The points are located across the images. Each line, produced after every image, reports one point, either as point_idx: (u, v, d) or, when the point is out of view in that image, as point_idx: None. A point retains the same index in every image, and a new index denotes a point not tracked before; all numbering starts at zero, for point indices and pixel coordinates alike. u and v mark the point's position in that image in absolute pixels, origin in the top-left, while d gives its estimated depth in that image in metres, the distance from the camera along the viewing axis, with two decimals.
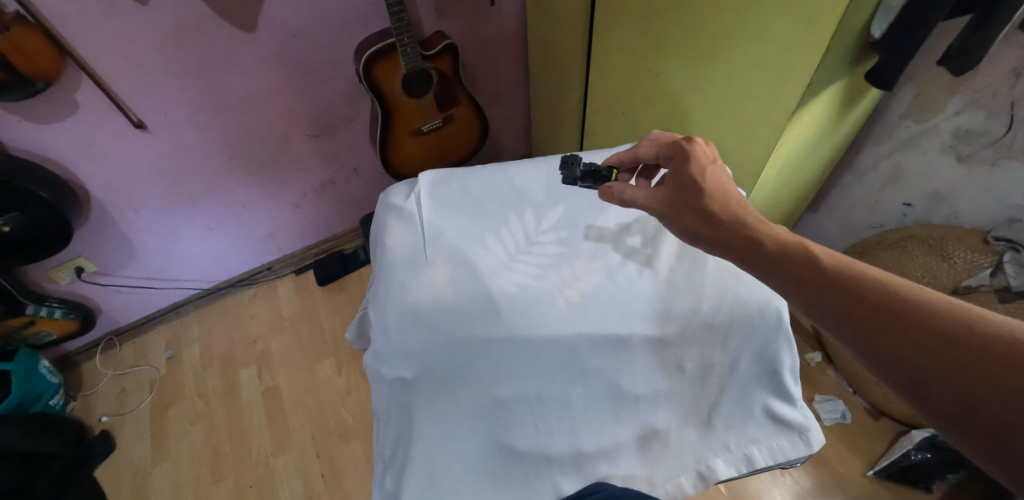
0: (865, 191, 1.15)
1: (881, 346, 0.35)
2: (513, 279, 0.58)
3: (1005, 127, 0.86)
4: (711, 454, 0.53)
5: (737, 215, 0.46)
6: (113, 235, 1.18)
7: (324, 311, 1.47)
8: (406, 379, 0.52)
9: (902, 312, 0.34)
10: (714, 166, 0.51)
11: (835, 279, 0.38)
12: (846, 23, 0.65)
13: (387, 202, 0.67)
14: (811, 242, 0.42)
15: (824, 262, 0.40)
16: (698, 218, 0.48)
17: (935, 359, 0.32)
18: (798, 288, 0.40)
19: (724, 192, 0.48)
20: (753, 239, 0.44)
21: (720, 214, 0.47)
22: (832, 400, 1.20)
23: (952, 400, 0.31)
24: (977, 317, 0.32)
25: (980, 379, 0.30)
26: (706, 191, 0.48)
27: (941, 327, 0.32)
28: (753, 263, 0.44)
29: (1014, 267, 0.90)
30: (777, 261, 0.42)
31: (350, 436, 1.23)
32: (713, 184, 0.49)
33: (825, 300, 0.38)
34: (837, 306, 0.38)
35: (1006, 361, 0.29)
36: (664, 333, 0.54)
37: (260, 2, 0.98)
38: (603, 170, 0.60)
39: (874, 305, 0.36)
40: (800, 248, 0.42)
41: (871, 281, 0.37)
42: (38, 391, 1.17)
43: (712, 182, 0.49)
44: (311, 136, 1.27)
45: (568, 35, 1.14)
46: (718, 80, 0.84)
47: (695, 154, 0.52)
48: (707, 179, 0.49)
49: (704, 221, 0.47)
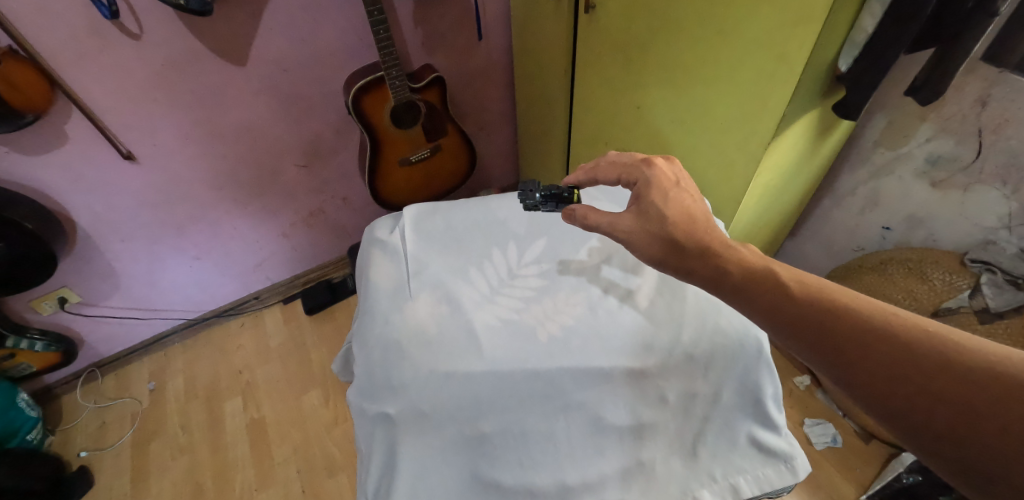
0: (844, 216, 1.18)
1: (853, 373, 0.35)
2: (496, 312, 0.58)
3: (974, 153, 0.90)
4: (699, 485, 0.52)
5: (704, 241, 0.47)
6: (98, 265, 1.17)
7: (311, 340, 1.46)
8: (390, 415, 0.51)
9: (872, 337, 0.35)
10: (676, 189, 0.52)
11: (802, 303, 0.39)
12: (815, 59, 0.68)
13: (372, 236, 0.68)
14: (775, 266, 0.43)
15: (787, 286, 0.40)
16: (664, 247, 0.49)
17: (909, 388, 0.32)
18: (763, 312, 0.41)
19: (688, 218, 0.49)
20: (719, 268, 0.45)
21: (684, 240, 0.48)
22: (822, 423, 1.21)
23: (928, 425, 0.31)
24: (945, 340, 0.33)
25: (957, 408, 0.30)
26: (670, 219, 0.50)
27: (912, 353, 0.33)
28: (723, 291, 0.44)
29: (991, 288, 0.92)
30: (744, 286, 0.43)
31: (337, 470, 1.20)
32: (675, 211, 0.50)
33: (792, 326, 0.39)
34: (807, 332, 0.38)
35: (978, 386, 0.30)
36: (644, 365, 0.54)
37: (250, 37, 1.01)
38: (564, 192, 0.64)
39: (843, 329, 0.36)
40: (763, 272, 0.43)
41: (837, 304, 0.38)
42: (15, 425, 1.14)
43: (676, 209, 0.50)
44: (301, 167, 1.29)
45: (553, 68, 1.18)
46: (698, 111, 0.87)
47: (657, 179, 0.54)
48: (668, 205, 0.51)
49: (671, 249, 0.48)
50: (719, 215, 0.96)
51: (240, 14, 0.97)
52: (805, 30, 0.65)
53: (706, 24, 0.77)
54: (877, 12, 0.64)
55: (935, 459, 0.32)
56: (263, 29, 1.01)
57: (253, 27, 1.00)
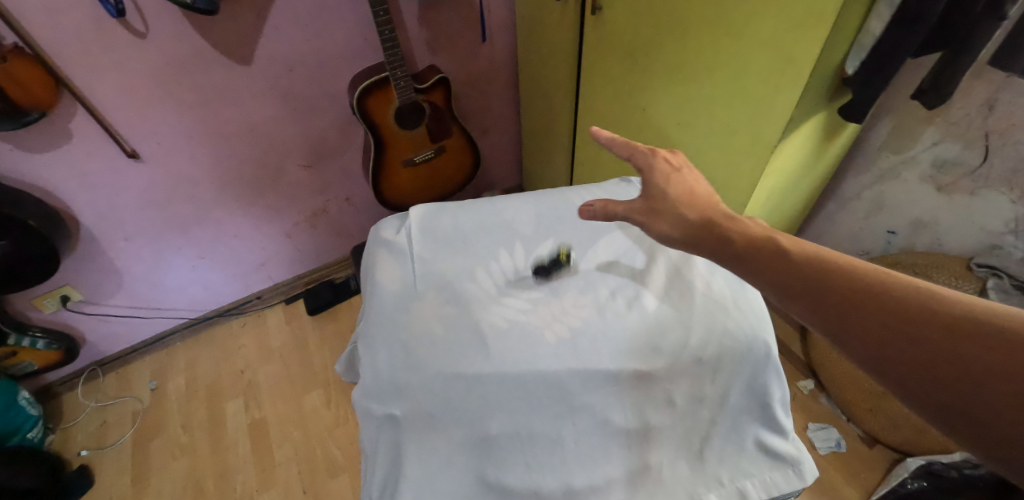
0: (849, 220, 1.17)
1: (849, 335, 0.34)
2: (503, 313, 0.57)
3: (981, 157, 0.90)
4: (705, 490, 0.51)
5: (709, 217, 0.47)
6: (100, 264, 1.17)
7: (313, 341, 1.45)
8: (395, 416, 0.51)
9: (870, 298, 0.34)
10: (678, 178, 0.51)
11: (803, 269, 0.38)
12: (823, 62, 0.68)
13: (378, 236, 0.68)
14: (780, 236, 0.42)
15: (790, 256, 0.40)
16: (672, 222, 0.49)
17: (908, 346, 0.31)
18: (766, 281, 0.41)
19: (691, 197, 0.49)
20: (724, 239, 0.44)
21: (693, 217, 0.48)
22: (826, 428, 1.20)
23: (927, 384, 0.30)
24: (942, 300, 0.32)
25: (956, 363, 0.29)
26: (676, 199, 0.50)
27: (909, 312, 0.32)
28: (726, 261, 0.44)
29: (997, 293, 0.92)
30: (747, 255, 0.42)
31: (338, 471, 1.19)
32: (679, 191, 0.50)
33: (790, 291, 0.39)
34: (806, 296, 0.37)
35: (980, 340, 0.29)
36: (652, 367, 0.53)
37: (256, 36, 1.01)
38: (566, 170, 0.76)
39: (841, 292, 0.36)
40: (767, 243, 0.42)
41: (838, 269, 0.37)
42: (15, 423, 1.14)
43: (682, 194, 0.50)
44: (305, 167, 1.28)
45: (558, 70, 1.18)
46: (704, 113, 0.87)
47: (659, 168, 0.52)
48: (673, 190, 0.50)
49: (677, 223, 0.48)
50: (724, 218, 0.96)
51: (246, 14, 0.97)
52: (814, 33, 0.65)
53: (713, 26, 0.77)
54: (885, 15, 0.64)
55: (935, 421, 0.30)
56: (268, 29, 1.01)
57: (259, 27, 1.00)
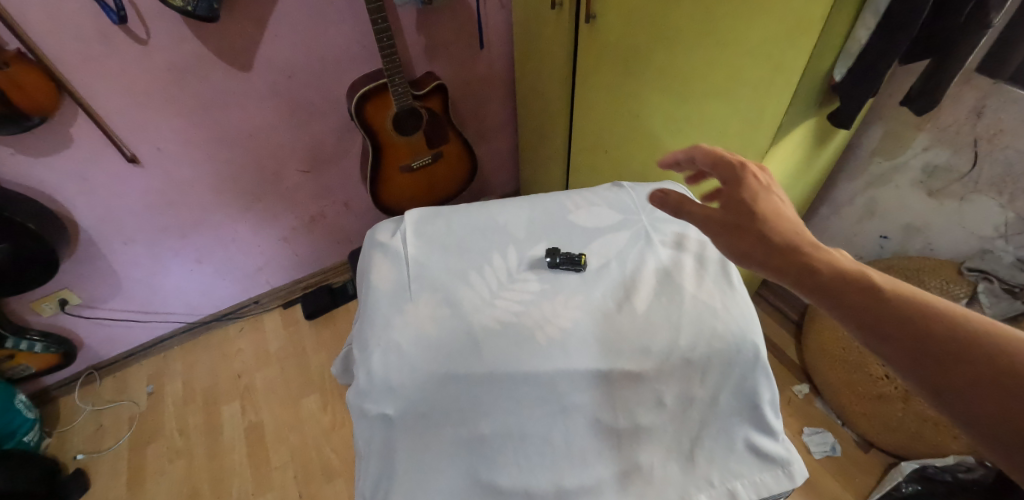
0: (843, 225, 1.19)
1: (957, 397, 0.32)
2: (496, 314, 0.58)
3: (970, 163, 0.91)
4: (696, 490, 0.52)
5: (789, 239, 0.44)
6: (99, 268, 1.18)
7: (310, 345, 1.46)
8: (389, 416, 0.51)
9: (988, 353, 0.31)
10: (766, 192, 0.48)
11: (898, 308, 0.36)
12: (812, 69, 0.70)
13: (374, 238, 0.68)
14: (871, 272, 0.40)
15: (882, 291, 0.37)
16: (748, 237, 0.45)
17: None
18: (859, 317, 0.38)
19: (778, 214, 0.46)
20: (804, 263, 0.42)
21: (772, 235, 0.44)
22: (821, 432, 1.20)
23: None
24: None
25: None
26: (757, 213, 0.46)
27: None
28: (804, 288, 0.41)
29: (987, 297, 0.91)
30: (831, 286, 0.39)
31: (334, 475, 1.20)
32: (764, 204, 0.47)
33: (884, 328, 0.36)
34: (901, 337, 0.35)
35: None
36: (642, 368, 0.54)
37: (256, 44, 1.02)
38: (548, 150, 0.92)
39: (945, 339, 0.33)
40: (857, 275, 0.39)
41: (944, 314, 0.34)
42: (12, 426, 1.14)
43: (767, 207, 0.46)
44: (303, 172, 1.30)
45: (553, 77, 1.19)
46: (696, 120, 0.89)
47: (748, 178, 0.49)
48: (758, 201, 0.47)
49: (756, 240, 0.45)
50: None
51: (246, 22, 0.99)
52: (803, 40, 0.66)
53: (705, 34, 0.79)
54: (870, 23, 0.65)
55: None
56: (268, 36, 1.03)
57: (258, 33, 1.01)
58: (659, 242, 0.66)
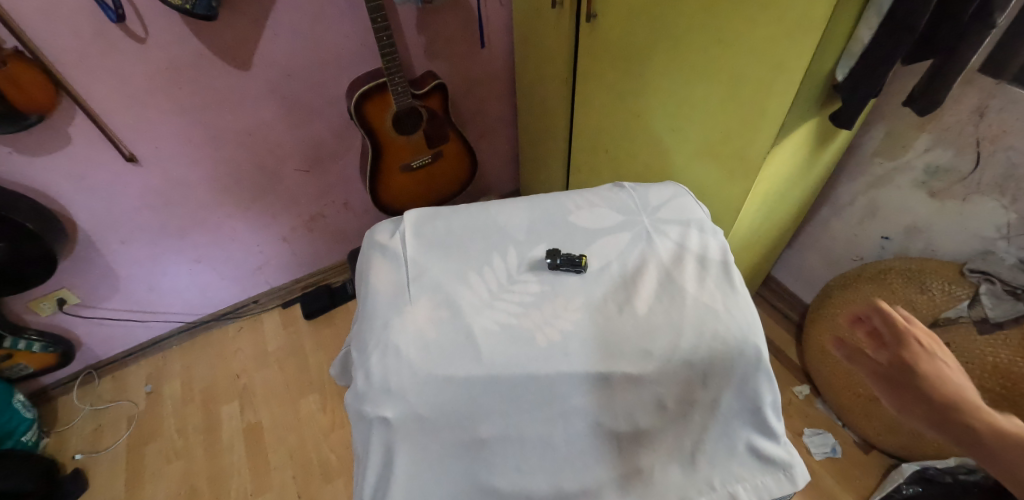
0: (844, 225, 1.19)
1: None
2: (496, 316, 0.57)
3: (972, 164, 0.90)
4: (697, 494, 0.52)
5: (945, 395, 0.51)
6: (97, 267, 1.18)
7: (309, 345, 1.45)
8: (387, 419, 0.50)
9: None
10: (925, 354, 0.55)
11: None
12: (814, 71, 0.69)
13: (373, 239, 0.68)
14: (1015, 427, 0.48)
15: None
16: (902, 392, 0.53)
17: None
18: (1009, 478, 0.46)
19: (942, 379, 0.52)
20: (960, 421, 0.50)
21: (934, 397, 0.51)
22: (821, 433, 1.20)
23: None
24: None
25: None
26: (918, 374, 0.53)
27: None
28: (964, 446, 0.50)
29: (990, 298, 0.87)
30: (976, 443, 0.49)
31: (333, 476, 1.19)
32: (933, 371, 0.53)
33: None
34: None
35: None
36: (643, 371, 0.53)
37: (255, 42, 1.02)
38: None
39: None
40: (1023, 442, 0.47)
41: None
42: (10, 426, 1.13)
43: (931, 372, 0.53)
44: (303, 171, 1.29)
45: (553, 76, 1.19)
46: (697, 120, 0.88)
47: (908, 340, 0.56)
48: (924, 366, 0.54)
49: (912, 397, 0.53)
50: (718, 223, 0.97)
51: (245, 20, 0.98)
52: (804, 40, 0.65)
53: (707, 33, 0.78)
54: (873, 23, 0.65)
55: None
56: (267, 35, 1.02)
57: (257, 32, 1.01)
58: (660, 244, 0.66)
